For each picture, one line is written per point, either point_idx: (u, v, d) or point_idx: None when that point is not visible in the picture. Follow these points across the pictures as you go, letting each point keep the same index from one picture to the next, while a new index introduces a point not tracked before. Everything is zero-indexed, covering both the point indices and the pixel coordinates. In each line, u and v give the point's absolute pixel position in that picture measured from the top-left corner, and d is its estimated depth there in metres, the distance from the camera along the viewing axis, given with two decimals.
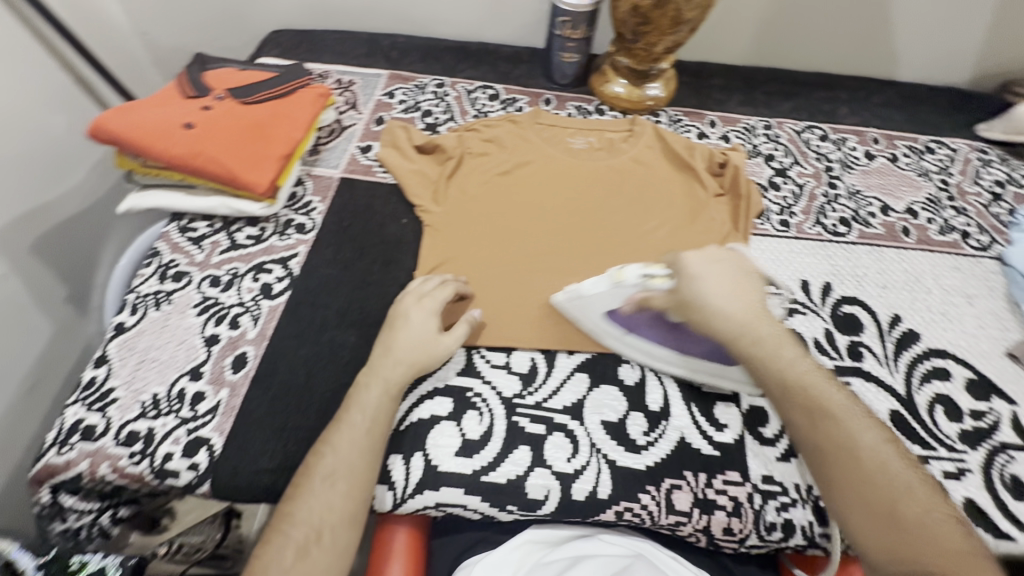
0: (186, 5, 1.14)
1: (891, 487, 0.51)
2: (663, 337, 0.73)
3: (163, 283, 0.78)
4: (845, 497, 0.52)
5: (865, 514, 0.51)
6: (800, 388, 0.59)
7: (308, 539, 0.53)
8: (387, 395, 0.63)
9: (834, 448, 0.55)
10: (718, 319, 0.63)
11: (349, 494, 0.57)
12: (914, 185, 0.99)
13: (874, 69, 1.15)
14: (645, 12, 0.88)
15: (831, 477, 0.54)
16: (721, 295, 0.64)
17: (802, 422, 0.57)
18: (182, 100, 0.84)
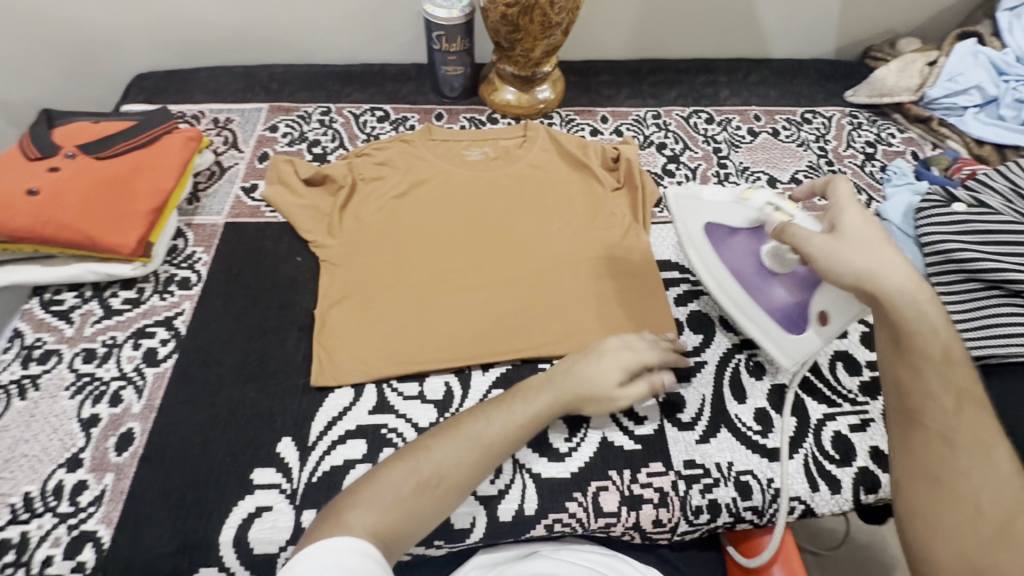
0: (32, 56, 1.04)
1: (1002, 500, 0.50)
2: (744, 269, 0.73)
3: (28, 368, 0.71)
4: (934, 480, 0.53)
5: (950, 506, 0.51)
6: (946, 373, 0.56)
7: (429, 481, 0.55)
8: (550, 406, 0.63)
9: (962, 442, 0.53)
10: (878, 278, 0.58)
11: (479, 464, 0.57)
12: (796, 156, 1.05)
13: (749, 50, 1.21)
14: (514, 20, 0.89)
15: (928, 458, 0.54)
16: (890, 250, 0.60)
17: (927, 401, 0.55)
18: (25, 163, 0.77)
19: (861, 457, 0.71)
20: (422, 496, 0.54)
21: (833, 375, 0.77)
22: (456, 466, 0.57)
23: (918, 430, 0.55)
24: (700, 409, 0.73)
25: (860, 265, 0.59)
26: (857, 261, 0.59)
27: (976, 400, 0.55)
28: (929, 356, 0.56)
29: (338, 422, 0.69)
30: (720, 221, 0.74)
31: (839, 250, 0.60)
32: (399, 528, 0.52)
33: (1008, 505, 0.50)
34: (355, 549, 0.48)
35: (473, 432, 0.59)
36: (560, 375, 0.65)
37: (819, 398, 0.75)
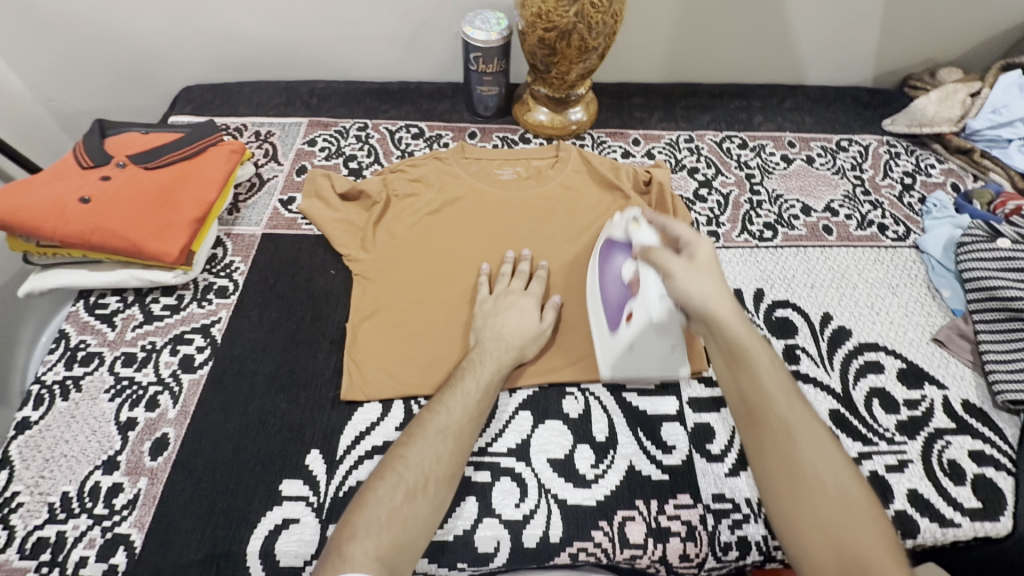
0: (86, 68, 1.09)
1: (839, 481, 0.56)
2: (606, 294, 0.73)
3: (71, 369, 0.73)
4: (790, 482, 0.57)
5: (811, 499, 0.56)
6: (775, 378, 0.62)
7: (416, 486, 0.59)
8: (498, 372, 0.70)
9: (801, 439, 0.58)
10: (719, 301, 0.63)
11: (456, 452, 0.63)
12: (831, 184, 1.03)
13: (784, 76, 1.20)
14: (551, 44, 0.89)
15: (784, 465, 0.58)
16: (721, 282, 0.64)
17: (767, 405, 0.60)
18: (80, 172, 0.80)
19: (898, 500, 0.68)
20: (409, 501, 0.58)
21: (869, 413, 0.75)
22: (451, 452, 0.62)
23: (765, 434, 0.60)
24: (730, 441, 0.71)
25: (698, 292, 0.63)
26: (704, 287, 0.63)
27: (800, 398, 0.61)
28: (755, 362, 0.62)
29: (365, 438, 0.69)
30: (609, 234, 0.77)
31: (679, 277, 0.63)
32: (398, 548, 0.56)
33: (840, 483, 0.56)
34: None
35: (444, 424, 0.64)
36: (498, 342, 0.72)
37: (855, 435, 0.73)
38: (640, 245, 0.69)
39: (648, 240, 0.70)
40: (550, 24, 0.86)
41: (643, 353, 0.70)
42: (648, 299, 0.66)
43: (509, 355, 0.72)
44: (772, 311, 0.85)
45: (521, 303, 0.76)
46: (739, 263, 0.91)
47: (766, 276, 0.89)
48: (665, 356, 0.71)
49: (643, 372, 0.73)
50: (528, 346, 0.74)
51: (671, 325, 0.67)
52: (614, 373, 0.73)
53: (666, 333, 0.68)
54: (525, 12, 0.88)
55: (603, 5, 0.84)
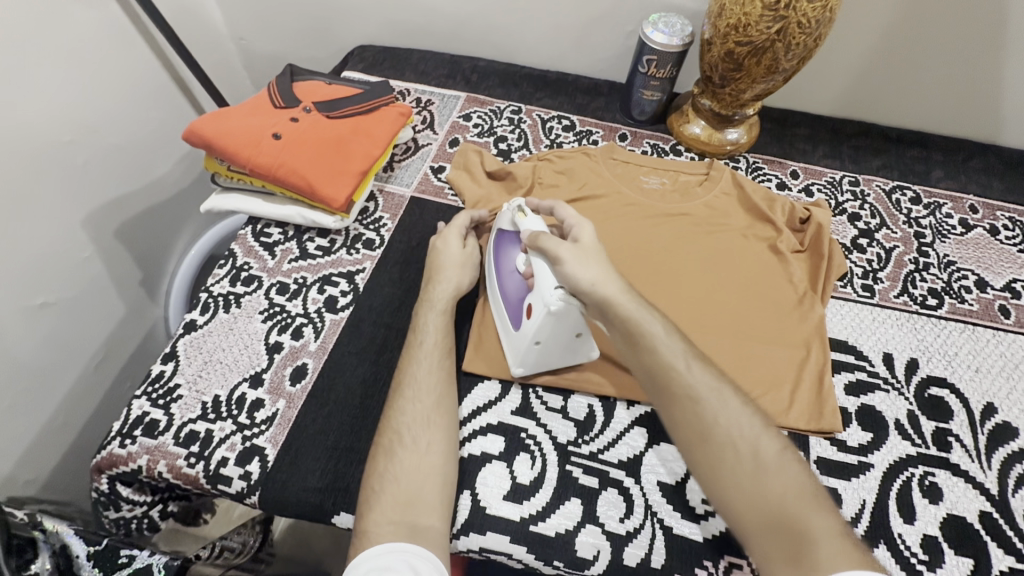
0: (279, 14, 1.19)
1: (751, 434, 0.56)
2: (505, 291, 0.72)
3: (234, 286, 0.80)
4: (705, 442, 0.56)
5: (731, 461, 0.54)
6: (669, 343, 0.62)
7: (392, 445, 0.61)
8: (439, 313, 0.71)
9: (705, 396, 0.58)
10: (607, 281, 0.62)
11: (422, 403, 0.64)
12: (1016, 262, 0.91)
13: (974, 132, 1.07)
14: (738, 59, 0.85)
15: (694, 426, 0.57)
16: (607, 264, 0.64)
17: (670, 373, 0.60)
18: (271, 108, 0.87)
19: None
20: (390, 459, 0.60)
21: None
22: (410, 397, 0.64)
23: (675, 405, 0.58)
24: (858, 515, 0.67)
25: (586, 274, 0.62)
26: (591, 270, 0.62)
27: (694, 359, 0.61)
28: (648, 335, 0.61)
29: (482, 413, 0.71)
30: (501, 227, 0.76)
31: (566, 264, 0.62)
32: (409, 508, 0.57)
33: (750, 434, 0.56)
34: (409, 550, 0.52)
35: (413, 375, 0.66)
36: (432, 283, 0.74)
37: (1008, 547, 0.65)
38: (528, 235, 0.68)
39: (533, 228, 0.68)
40: (745, 37, 0.82)
41: (551, 346, 0.68)
42: (544, 290, 0.64)
43: (449, 291, 0.74)
44: (925, 387, 0.77)
45: (449, 235, 0.79)
46: (893, 326, 0.83)
47: (923, 347, 0.81)
48: (573, 344, 0.69)
49: (551, 362, 0.71)
50: (464, 276, 0.76)
51: (574, 316, 0.64)
52: (526, 368, 0.71)
53: (569, 322, 0.65)
54: (718, 22, 0.84)
55: (809, 26, 0.78)
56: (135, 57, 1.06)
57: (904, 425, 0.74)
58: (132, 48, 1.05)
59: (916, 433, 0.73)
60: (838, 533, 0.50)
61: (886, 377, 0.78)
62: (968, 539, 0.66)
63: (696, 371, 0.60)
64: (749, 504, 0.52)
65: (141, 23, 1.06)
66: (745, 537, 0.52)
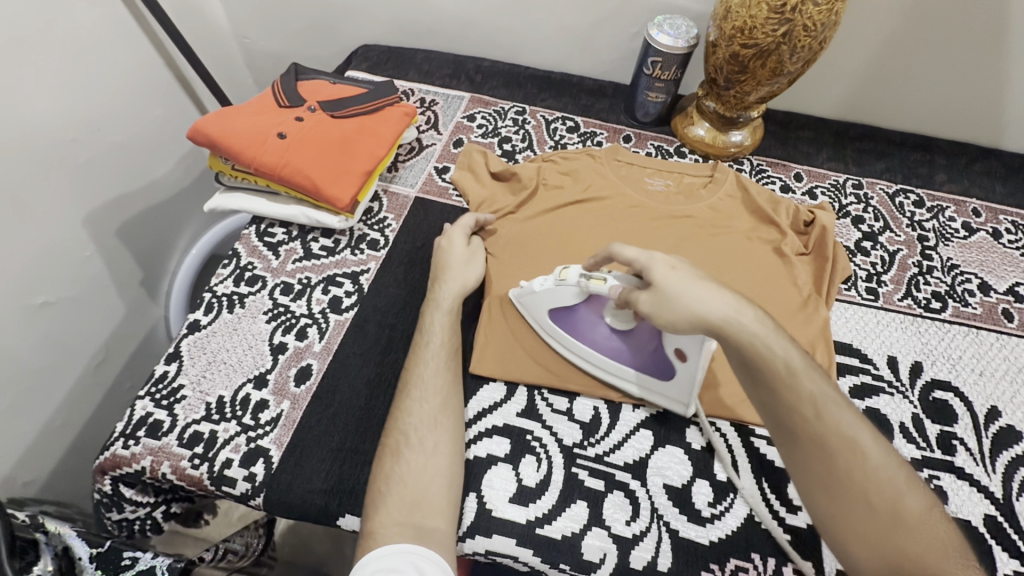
0: (282, 12, 1.18)
1: (889, 486, 0.53)
2: (619, 352, 0.69)
3: (237, 286, 0.80)
4: (837, 487, 0.53)
5: (870, 514, 0.52)
6: (808, 376, 0.56)
7: (398, 446, 0.61)
8: (444, 312, 0.71)
9: (842, 442, 0.54)
10: (721, 313, 0.56)
11: (429, 404, 0.64)
12: (1019, 265, 0.92)
13: (977, 136, 1.08)
14: (744, 61, 0.85)
15: (826, 470, 0.54)
16: (707, 289, 0.57)
17: (804, 411, 0.55)
18: (276, 108, 0.86)
19: None
20: (397, 460, 0.60)
21: None
22: (416, 398, 0.64)
23: (807, 445, 0.55)
24: None
25: (679, 321, 0.57)
26: (694, 307, 0.56)
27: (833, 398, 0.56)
28: (790, 371, 0.56)
29: (487, 415, 0.71)
30: (557, 306, 0.71)
31: (666, 300, 0.57)
32: (416, 510, 0.57)
33: (889, 484, 0.53)
34: (416, 552, 0.53)
35: (419, 376, 0.66)
36: (438, 283, 0.75)
37: (1012, 551, 0.65)
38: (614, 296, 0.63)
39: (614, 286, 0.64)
40: (750, 40, 0.81)
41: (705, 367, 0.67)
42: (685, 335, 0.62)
43: (454, 289, 0.74)
44: (929, 391, 0.77)
45: (454, 233, 0.79)
46: (897, 329, 0.83)
47: (926, 350, 0.81)
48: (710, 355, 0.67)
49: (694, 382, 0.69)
50: (469, 275, 0.76)
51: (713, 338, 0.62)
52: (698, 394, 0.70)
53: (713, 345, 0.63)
54: (724, 24, 0.84)
55: (815, 30, 0.78)
56: (137, 55, 1.06)
57: (909, 429, 0.74)
58: (135, 46, 1.05)
59: (921, 437, 0.73)
60: None
61: (891, 380, 0.78)
62: (973, 542, 0.66)
63: (834, 412, 0.55)
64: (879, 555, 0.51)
65: (144, 20, 1.05)
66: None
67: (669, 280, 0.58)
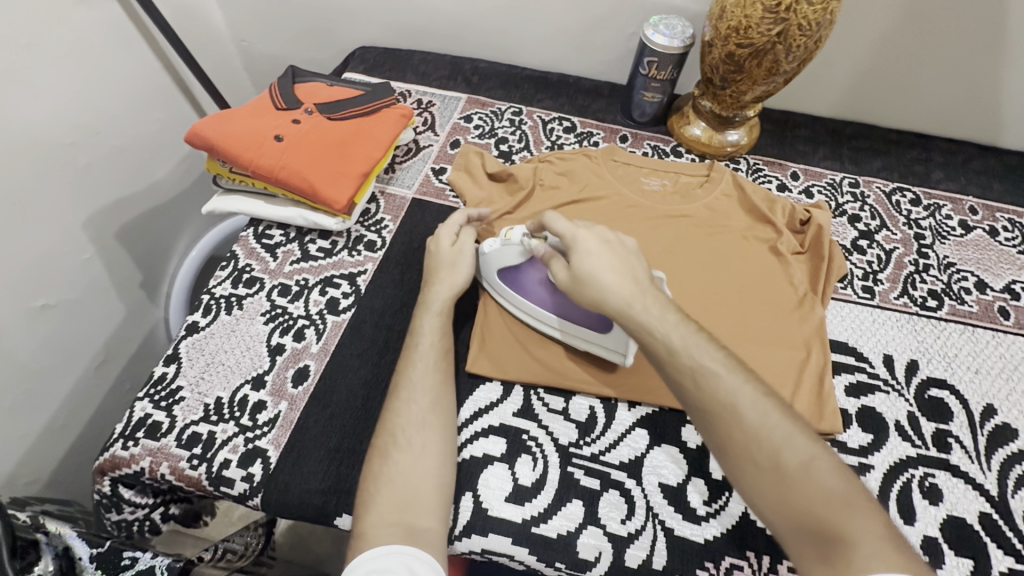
0: (279, 16, 1.19)
1: (779, 438, 0.52)
2: (550, 304, 0.73)
3: (236, 287, 0.80)
4: (735, 449, 0.53)
5: (757, 472, 0.51)
6: (688, 346, 0.58)
7: (387, 446, 0.61)
8: (436, 314, 0.71)
9: (730, 402, 0.54)
10: (622, 292, 0.60)
11: (420, 403, 0.64)
12: (1016, 263, 0.92)
13: (974, 134, 1.08)
14: (739, 60, 0.85)
15: (722, 434, 0.54)
16: (620, 269, 0.61)
17: (693, 380, 0.56)
18: (273, 111, 0.87)
19: None
20: (385, 460, 0.60)
21: None
22: (406, 398, 0.64)
23: (700, 414, 0.56)
24: None
25: (589, 294, 0.61)
26: (602, 283, 0.60)
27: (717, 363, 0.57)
28: (669, 350, 0.57)
29: (483, 415, 0.71)
30: (501, 266, 0.74)
31: (580, 274, 0.61)
32: (404, 509, 0.57)
33: (780, 436, 0.52)
34: (410, 552, 0.52)
35: (409, 376, 0.66)
36: (430, 285, 0.74)
37: (1007, 548, 0.65)
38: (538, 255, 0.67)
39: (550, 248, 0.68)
40: (746, 39, 0.82)
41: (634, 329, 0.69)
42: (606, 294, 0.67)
43: (446, 291, 0.73)
44: (925, 388, 0.78)
45: (444, 232, 0.79)
46: (893, 327, 0.83)
47: (923, 348, 0.82)
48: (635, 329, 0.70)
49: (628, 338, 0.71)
50: (457, 273, 0.75)
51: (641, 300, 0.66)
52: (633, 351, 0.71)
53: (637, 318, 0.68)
54: (719, 24, 0.84)
55: (810, 29, 0.78)
56: (135, 58, 1.06)
57: (905, 427, 0.74)
58: (133, 49, 1.05)
59: (916, 435, 0.73)
60: (881, 534, 0.46)
61: (887, 378, 0.78)
62: (968, 541, 0.66)
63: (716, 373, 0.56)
64: (783, 511, 0.50)
65: (142, 24, 1.06)
66: (783, 542, 0.50)
67: (584, 260, 0.61)
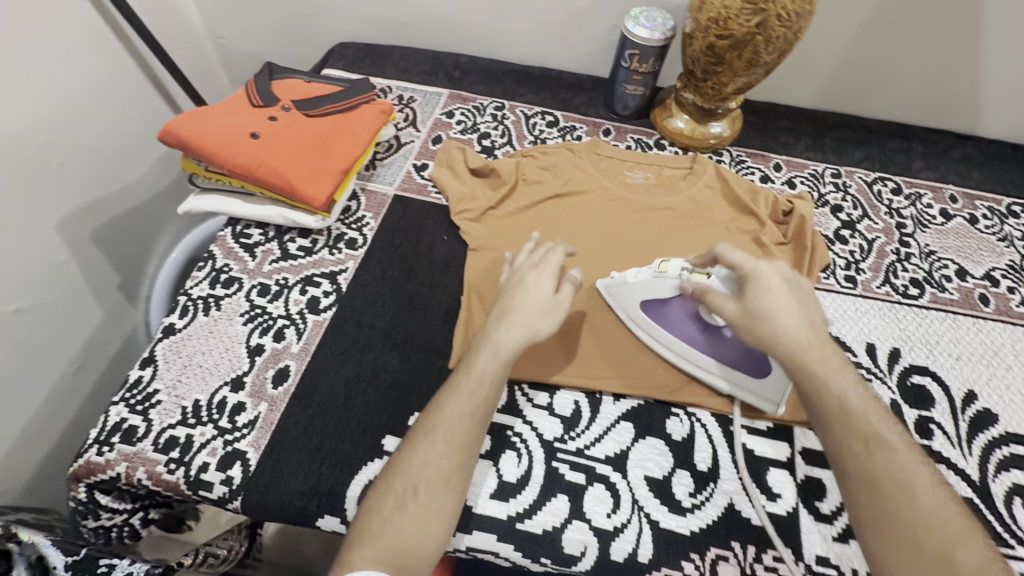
0: (256, 12, 1.17)
1: (950, 535, 0.49)
2: (706, 344, 0.71)
3: (213, 288, 0.79)
4: (894, 528, 0.51)
5: (912, 558, 0.49)
6: (866, 411, 0.56)
7: (405, 494, 0.55)
8: (498, 359, 0.61)
9: (898, 481, 0.52)
10: (799, 334, 0.58)
11: (448, 454, 0.57)
12: (995, 251, 0.93)
13: (953, 123, 1.08)
14: (720, 52, 0.85)
15: (879, 508, 0.52)
16: (802, 313, 0.59)
17: (857, 446, 0.55)
18: (249, 108, 0.85)
19: None
20: (395, 508, 0.54)
21: (1008, 512, 0.67)
22: (436, 448, 0.57)
23: (858, 481, 0.54)
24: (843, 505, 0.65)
25: (762, 330, 0.59)
26: (776, 323, 0.58)
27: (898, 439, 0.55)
28: (842, 408, 0.56)
29: None
30: (650, 300, 0.73)
31: (752, 312, 0.60)
32: (399, 561, 0.52)
33: (949, 532, 0.50)
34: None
35: (442, 419, 0.59)
36: (503, 323, 0.63)
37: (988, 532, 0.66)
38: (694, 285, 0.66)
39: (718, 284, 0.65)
40: (725, 30, 0.81)
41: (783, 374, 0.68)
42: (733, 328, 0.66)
43: (518, 334, 0.62)
44: (907, 376, 0.78)
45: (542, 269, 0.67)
46: (875, 315, 0.84)
47: (905, 336, 0.82)
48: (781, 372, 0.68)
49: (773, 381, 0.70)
50: (543, 322, 0.64)
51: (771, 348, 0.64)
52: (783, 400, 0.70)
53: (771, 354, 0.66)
54: (699, 15, 0.84)
55: (789, 19, 0.78)
56: (107, 56, 1.04)
57: None
58: (105, 47, 1.03)
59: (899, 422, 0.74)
60: None
61: (870, 367, 0.79)
62: None
63: (893, 449, 0.54)
64: None
65: (113, 21, 1.03)
66: None
67: (759, 298, 0.60)
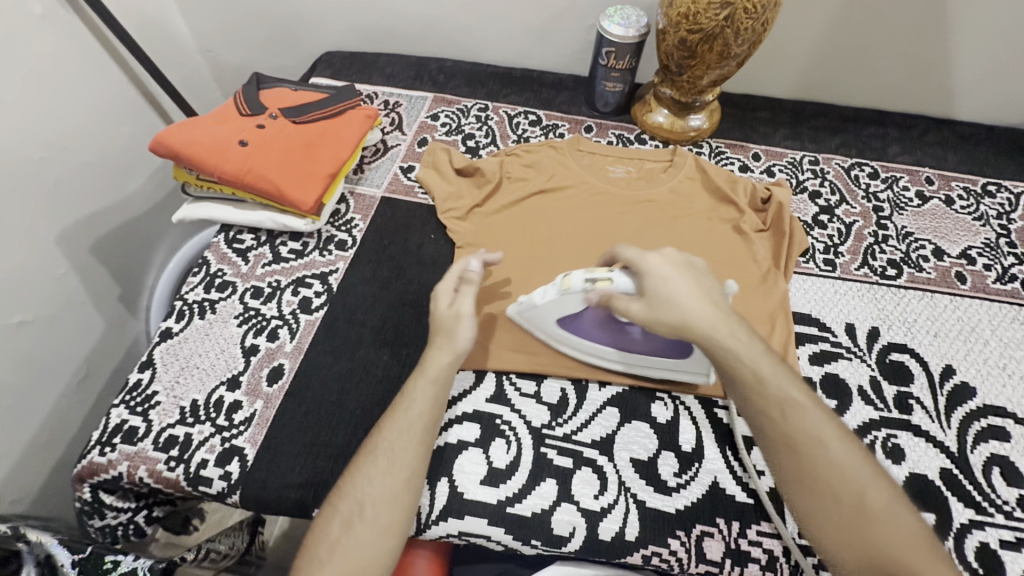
0: (244, 26, 1.20)
1: (856, 481, 0.55)
2: (610, 339, 0.71)
3: (208, 292, 0.81)
4: (810, 483, 0.55)
5: (826, 506, 0.54)
6: (779, 378, 0.59)
7: (352, 515, 0.57)
8: (432, 382, 0.64)
9: (811, 439, 0.57)
10: (699, 317, 0.60)
11: (392, 471, 0.59)
12: (971, 230, 0.95)
13: (928, 108, 1.11)
14: (692, 46, 0.87)
15: (795, 465, 0.56)
16: (700, 292, 0.61)
17: (773, 411, 0.58)
18: (238, 117, 0.88)
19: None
20: (343, 529, 0.56)
21: (986, 480, 0.69)
22: (382, 469, 0.59)
23: (779, 443, 0.58)
24: None
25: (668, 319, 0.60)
26: (683, 309, 0.60)
27: (808, 399, 0.59)
28: (756, 376, 0.59)
29: (457, 403, 0.73)
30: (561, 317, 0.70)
31: (657, 303, 0.61)
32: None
33: (857, 478, 0.55)
34: None
35: (386, 440, 0.61)
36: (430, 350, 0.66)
37: (968, 501, 0.68)
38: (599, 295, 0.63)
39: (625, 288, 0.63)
40: (696, 25, 0.84)
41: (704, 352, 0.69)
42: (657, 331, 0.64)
43: (452, 362, 0.65)
44: (886, 353, 0.80)
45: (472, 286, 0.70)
46: (854, 296, 0.86)
47: (883, 316, 0.84)
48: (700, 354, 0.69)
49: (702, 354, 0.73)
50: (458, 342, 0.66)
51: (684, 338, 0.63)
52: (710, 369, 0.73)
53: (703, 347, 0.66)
54: (670, 12, 0.87)
55: (756, 12, 0.81)
56: (100, 73, 1.07)
57: (867, 391, 0.76)
58: (98, 64, 1.06)
59: (878, 399, 0.76)
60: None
61: (850, 346, 0.81)
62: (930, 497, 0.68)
63: (802, 411, 0.58)
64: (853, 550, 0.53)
65: (105, 38, 1.06)
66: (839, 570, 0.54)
67: (657, 286, 0.61)
